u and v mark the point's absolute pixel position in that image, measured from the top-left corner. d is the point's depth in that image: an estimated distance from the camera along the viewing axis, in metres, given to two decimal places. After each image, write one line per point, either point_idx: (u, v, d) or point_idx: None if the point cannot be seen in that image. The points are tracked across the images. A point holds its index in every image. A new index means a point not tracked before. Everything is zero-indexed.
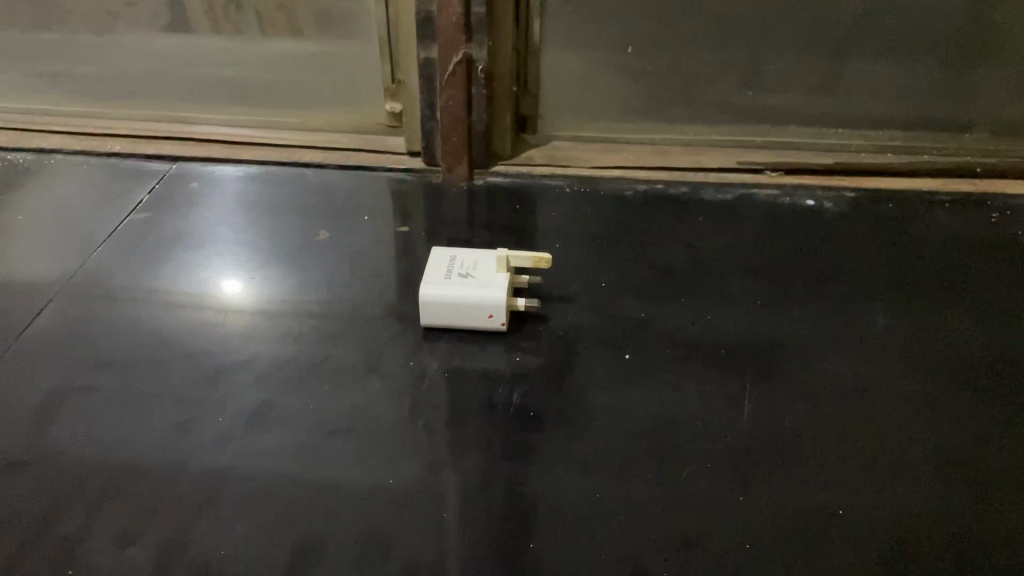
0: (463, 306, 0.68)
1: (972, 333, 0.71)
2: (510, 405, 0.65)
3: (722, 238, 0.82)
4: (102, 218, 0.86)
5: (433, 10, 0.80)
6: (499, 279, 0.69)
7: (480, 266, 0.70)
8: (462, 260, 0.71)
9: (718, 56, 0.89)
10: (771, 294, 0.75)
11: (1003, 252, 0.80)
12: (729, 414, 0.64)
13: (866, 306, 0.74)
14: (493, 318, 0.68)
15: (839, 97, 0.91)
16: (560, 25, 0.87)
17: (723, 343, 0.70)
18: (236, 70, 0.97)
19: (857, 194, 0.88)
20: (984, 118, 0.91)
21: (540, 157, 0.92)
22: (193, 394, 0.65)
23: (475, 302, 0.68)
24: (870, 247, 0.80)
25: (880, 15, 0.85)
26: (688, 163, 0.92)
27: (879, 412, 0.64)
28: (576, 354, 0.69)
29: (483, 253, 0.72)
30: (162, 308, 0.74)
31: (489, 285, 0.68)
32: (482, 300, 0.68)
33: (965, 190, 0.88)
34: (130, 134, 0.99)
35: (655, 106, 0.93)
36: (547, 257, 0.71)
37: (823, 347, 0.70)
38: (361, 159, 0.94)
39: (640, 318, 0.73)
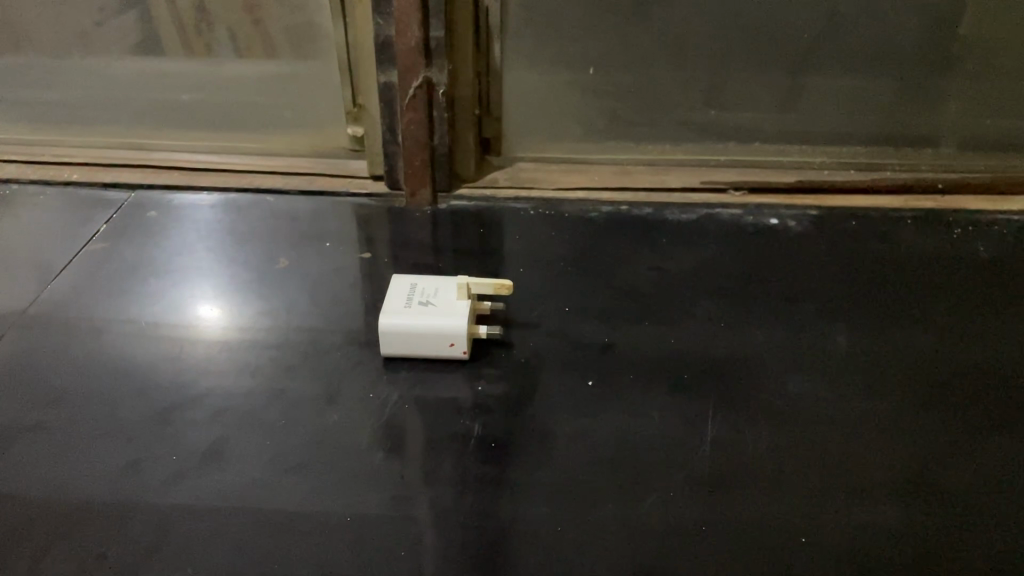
0: (423, 335, 0.67)
1: (935, 352, 0.71)
2: (472, 436, 0.64)
3: (686, 259, 0.81)
4: (59, 249, 0.84)
5: (391, 34, 0.79)
6: (459, 307, 0.68)
7: (440, 293, 0.69)
8: (422, 288, 0.70)
9: (679, 76, 0.89)
10: (734, 316, 0.75)
11: (965, 269, 0.80)
12: (692, 440, 0.64)
13: (829, 326, 0.74)
14: (454, 346, 0.68)
15: (800, 115, 0.91)
16: (521, 47, 0.87)
17: (687, 367, 0.70)
18: (196, 95, 0.96)
19: (821, 212, 0.88)
20: (946, 133, 0.91)
21: (504, 179, 0.92)
22: (147, 431, 0.64)
23: (435, 331, 0.67)
24: (834, 266, 0.80)
25: (838, 32, 0.85)
26: (653, 183, 0.92)
27: (843, 434, 0.64)
28: (539, 382, 0.68)
29: (444, 280, 0.71)
30: (118, 341, 0.73)
31: (450, 313, 0.68)
32: (443, 328, 0.67)
33: (928, 206, 0.89)
34: (89, 162, 0.97)
35: (619, 126, 0.93)
36: (508, 283, 0.70)
37: (787, 369, 0.70)
38: (324, 184, 0.93)
39: (603, 343, 0.72)
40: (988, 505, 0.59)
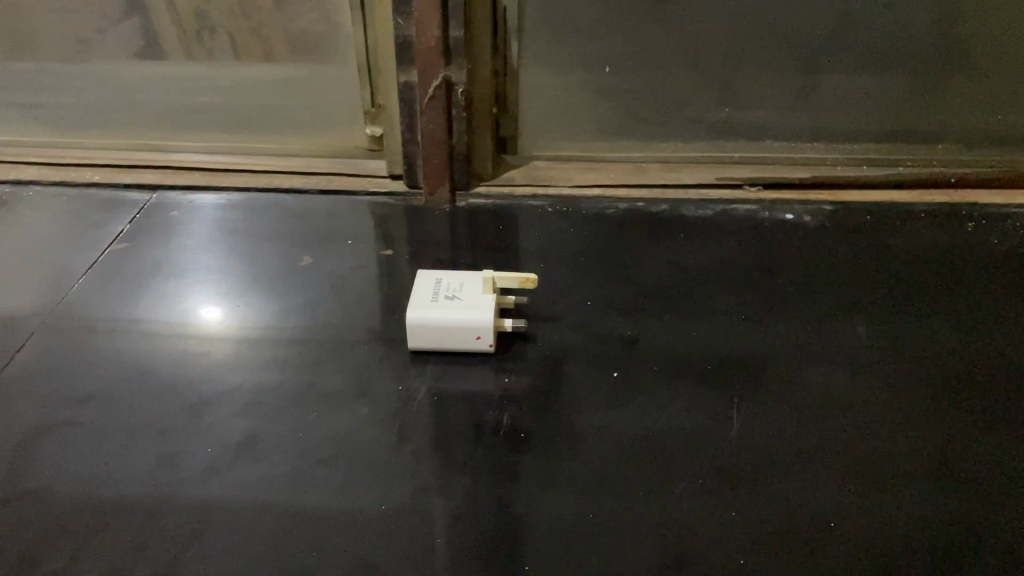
0: (450, 329, 0.68)
1: (953, 344, 0.72)
2: (500, 427, 0.65)
3: (704, 254, 0.82)
4: (82, 250, 0.85)
5: (412, 34, 0.80)
6: (485, 301, 0.69)
7: (466, 288, 0.70)
8: (448, 283, 0.71)
9: (694, 74, 0.90)
10: (754, 309, 0.76)
11: (979, 262, 0.81)
12: (717, 430, 0.65)
13: (847, 318, 0.75)
14: (480, 340, 0.68)
15: (813, 112, 0.92)
16: (538, 46, 0.88)
17: (708, 359, 0.71)
18: (214, 97, 0.97)
19: (835, 207, 0.89)
20: (957, 128, 0.93)
21: (521, 177, 0.93)
22: (178, 426, 0.65)
23: (462, 325, 0.68)
24: (851, 260, 0.81)
25: (850, 30, 0.87)
26: (668, 180, 0.93)
27: (865, 423, 0.65)
28: (563, 374, 0.69)
29: (469, 275, 0.72)
30: (144, 339, 0.74)
31: (475, 307, 0.68)
32: (469, 322, 0.67)
33: (940, 201, 0.90)
34: (108, 164, 0.98)
35: (634, 124, 0.94)
36: (532, 277, 0.71)
37: (807, 361, 0.71)
38: (342, 183, 0.94)
39: (625, 337, 0.73)
40: (1009, 493, 0.60)
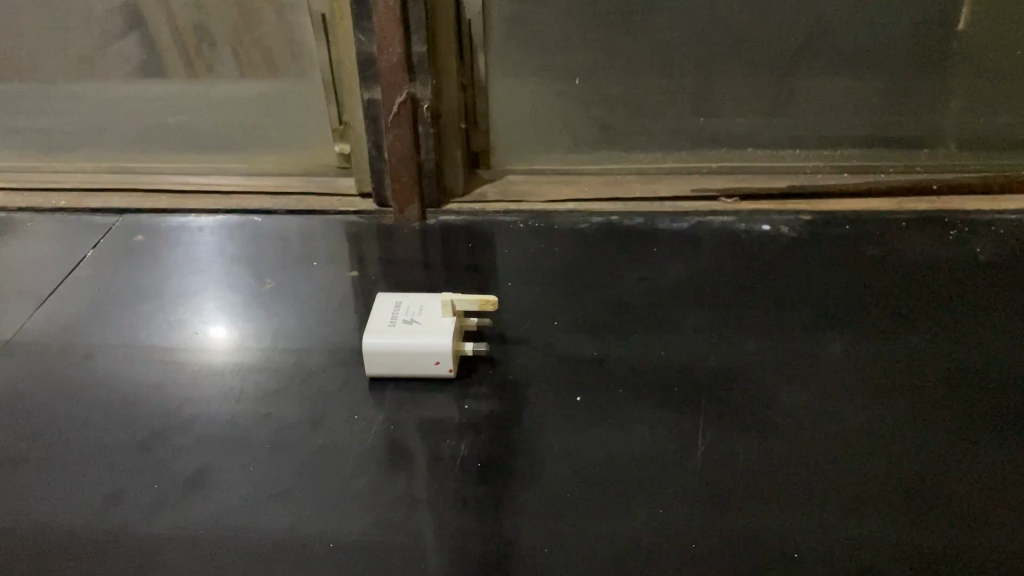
0: (408, 355, 0.66)
1: (932, 357, 0.70)
2: (458, 456, 0.63)
3: (677, 269, 0.80)
4: (46, 276, 0.84)
5: (373, 51, 0.79)
6: (445, 324, 0.67)
7: (425, 311, 0.68)
8: (407, 306, 0.69)
9: (667, 83, 0.88)
10: (727, 326, 0.73)
11: (963, 272, 0.78)
12: (685, 455, 0.62)
13: (823, 333, 0.72)
14: (440, 365, 0.66)
15: (791, 119, 0.90)
16: (506, 58, 0.86)
17: (677, 380, 0.68)
18: (183, 117, 0.96)
19: (814, 217, 0.86)
20: (940, 133, 0.90)
21: (492, 193, 0.91)
22: (130, 462, 0.63)
23: (420, 350, 0.66)
24: (829, 272, 0.79)
25: (826, 34, 0.84)
26: (643, 192, 0.90)
27: (838, 443, 0.62)
28: (526, 399, 0.67)
29: (429, 298, 0.70)
30: (102, 370, 0.72)
31: (434, 332, 0.66)
32: (427, 347, 0.65)
33: (924, 208, 0.87)
34: (77, 188, 0.97)
35: (607, 136, 0.92)
36: (493, 299, 0.69)
37: (780, 379, 0.68)
38: (312, 203, 0.93)
39: (593, 358, 0.71)
40: (992, 513, 0.57)
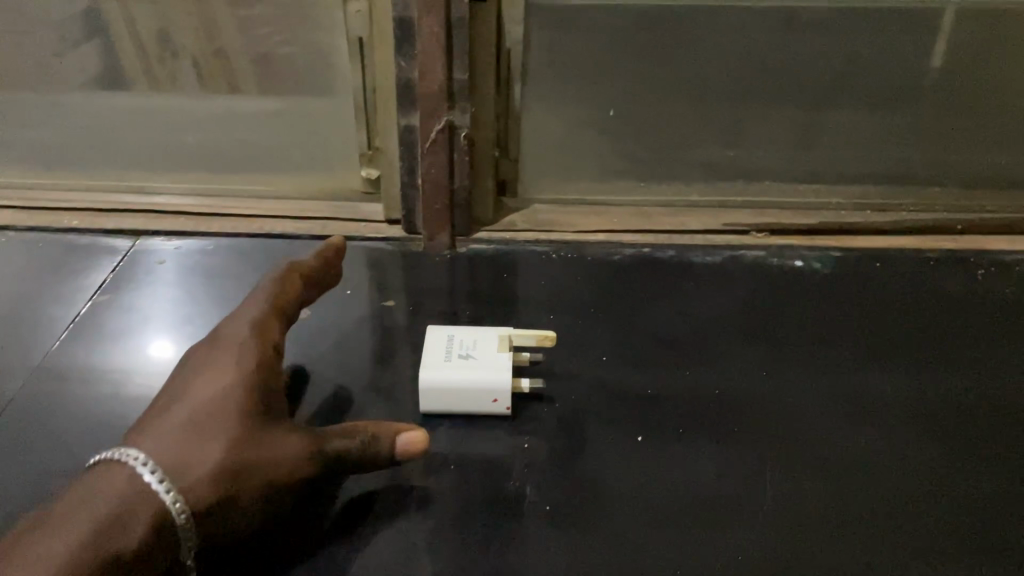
0: (470, 391, 0.65)
1: (978, 399, 0.70)
2: (523, 500, 0.61)
3: (718, 304, 0.80)
4: (65, 303, 0.81)
5: (414, 77, 0.77)
6: (501, 359, 0.66)
7: (480, 346, 0.67)
8: (461, 340, 0.68)
9: (699, 116, 0.89)
10: (774, 362, 0.73)
11: (995, 311, 0.79)
12: (752, 497, 0.62)
13: (871, 371, 0.73)
14: (496, 402, 0.65)
15: (820, 154, 0.91)
16: (541, 87, 0.85)
17: (735, 420, 0.68)
18: (203, 135, 0.93)
19: (845, 252, 0.86)
20: (958, 171, 0.92)
21: (521, 221, 0.90)
22: None
23: (478, 386, 0.65)
24: (866, 306, 0.80)
25: (859, 73, 0.86)
26: (672, 224, 0.90)
27: (897, 488, 0.63)
28: (584, 436, 0.66)
29: (481, 332, 0.69)
30: (137, 403, 0.69)
31: (491, 368, 0.65)
32: (485, 383, 0.64)
33: (949, 246, 0.88)
34: (88, 207, 0.93)
35: (636, 166, 0.92)
36: (551, 335, 0.70)
37: (834, 419, 0.68)
38: (336, 228, 0.90)
39: (646, 394, 0.70)
40: None
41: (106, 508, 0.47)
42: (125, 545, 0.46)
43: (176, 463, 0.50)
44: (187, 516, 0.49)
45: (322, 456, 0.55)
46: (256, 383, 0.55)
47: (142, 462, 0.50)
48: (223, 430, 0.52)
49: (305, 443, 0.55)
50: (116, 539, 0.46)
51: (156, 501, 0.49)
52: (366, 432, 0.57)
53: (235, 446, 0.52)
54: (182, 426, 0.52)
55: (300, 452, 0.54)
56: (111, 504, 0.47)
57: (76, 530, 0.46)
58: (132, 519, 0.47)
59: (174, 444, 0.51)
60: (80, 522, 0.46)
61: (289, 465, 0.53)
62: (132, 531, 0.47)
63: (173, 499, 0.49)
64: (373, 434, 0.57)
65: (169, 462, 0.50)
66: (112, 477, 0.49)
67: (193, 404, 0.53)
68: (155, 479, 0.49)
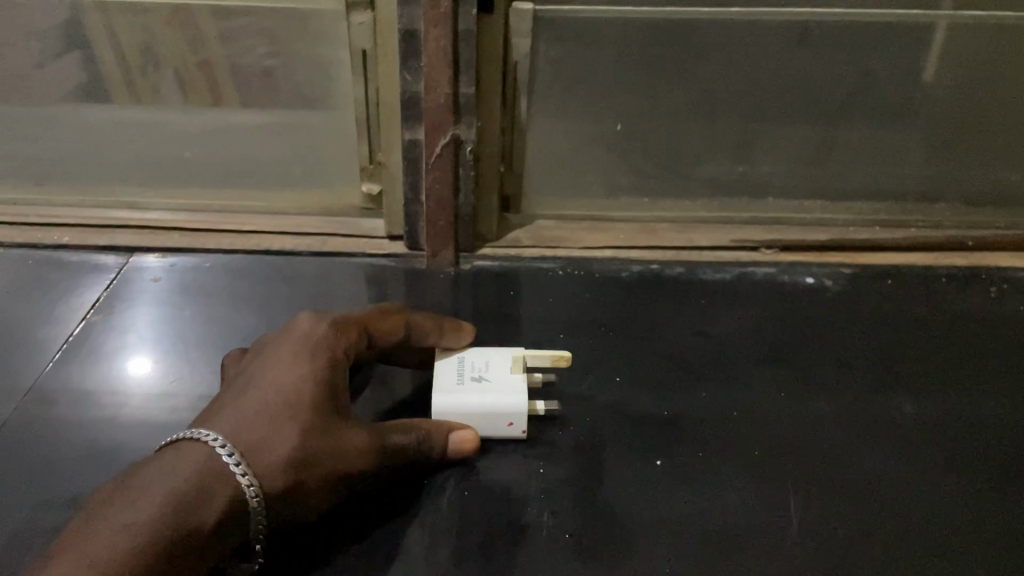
0: (480, 417, 0.62)
1: (1000, 419, 0.69)
2: (542, 527, 0.59)
3: (733, 323, 0.78)
4: (56, 323, 0.78)
5: (420, 90, 0.75)
6: (515, 382, 0.64)
7: (493, 368, 0.65)
8: (473, 362, 0.65)
9: (708, 131, 0.87)
10: (791, 383, 0.72)
11: (1011, 331, 0.78)
12: (777, 523, 0.60)
13: (891, 393, 0.71)
14: (512, 426, 0.63)
15: (828, 169, 0.90)
16: (548, 101, 0.84)
17: (755, 443, 0.66)
18: (202, 149, 0.91)
19: (855, 269, 0.85)
20: (966, 187, 0.91)
21: (526, 238, 0.88)
22: None
23: (492, 410, 0.62)
24: (882, 325, 0.78)
25: (871, 90, 0.85)
26: (680, 241, 0.88)
27: (925, 513, 0.61)
28: (601, 461, 0.64)
29: (494, 353, 0.67)
30: (134, 428, 0.67)
31: (505, 391, 0.63)
32: (499, 407, 0.62)
33: (961, 263, 0.87)
34: (79, 223, 0.90)
35: (643, 182, 0.91)
36: (566, 354, 0.66)
37: (855, 441, 0.67)
38: (336, 245, 0.88)
39: (662, 416, 0.68)
40: None
41: (183, 484, 0.47)
42: (202, 522, 0.47)
43: (251, 442, 0.50)
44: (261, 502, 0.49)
45: (382, 447, 0.56)
46: (325, 374, 0.55)
47: (220, 442, 0.49)
48: (295, 415, 0.52)
49: (371, 433, 0.55)
50: (194, 514, 0.46)
51: (232, 480, 0.48)
52: (424, 429, 0.59)
53: (306, 431, 0.52)
54: (257, 408, 0.52)
55: (367, 444, 0.55)
56: (190, 480, 0.47)
57: (155, 503, 0.46)
58: (208, 498, 0.47)
59: (247, 426, 0.50)
60: (161, 496, 0.46)
61: (357, 456, 0.54)
62: (211, 508, 0.47)
63: (249, 480, 0.49)
64: (424, 431, 0.59)
65: (247, 445, 0.50)
66: (190, 454, 0.49)
67: (264, 391, 0.53)
68: (233, 459, 0.48)
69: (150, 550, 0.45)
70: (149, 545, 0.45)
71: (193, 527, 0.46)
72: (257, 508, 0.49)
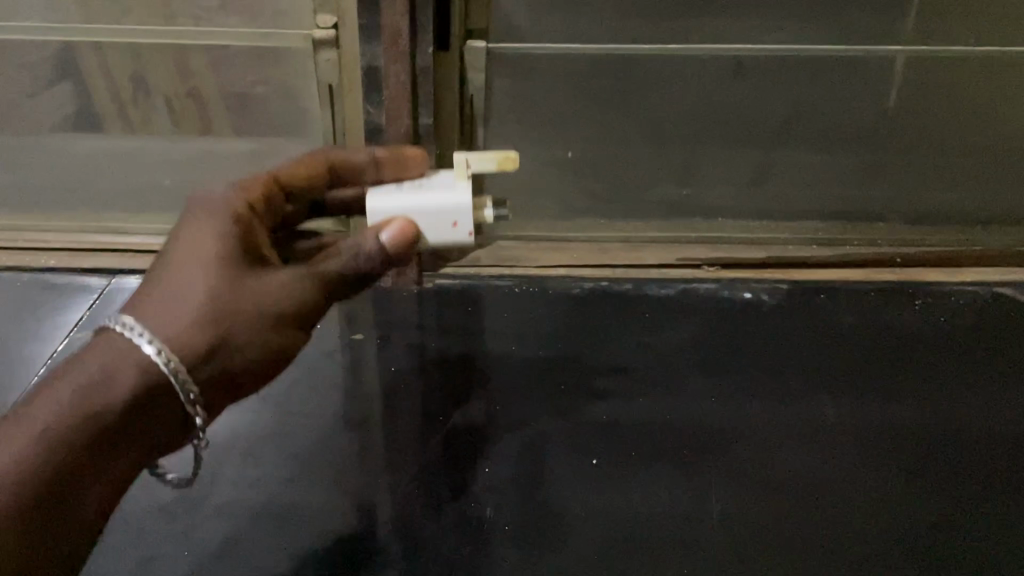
0: (420, 212, 0.56)
1: (913, 419, 0.75)
2: (483, 519, 0.66)
3: (675, 335, 0.84)
4: (42, 341, 0.83)
5: (382, 120, 0.80)
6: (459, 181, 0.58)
7: (433, 179, 0.59)
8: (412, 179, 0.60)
9: (656, 159, 0.96)
10: (725, 390, 0.78)
11: (934, 342, 0.84)
12: (699, 514, 0.67)
13: (816, 398, 0.77)
14: (457, 227, 0.57)
15: (767, 193, 0.97)
16: (504, 129, 0.90)
17: (686, 442, 0.72)
18: (181, 176, 0.96)
19: (790, 284, 0.90)
20: (897, 207, 0.97)
21: (486, 257, 0.93)
22: (153, 528, 0.65)
23: (433, 207, 0.56)
24: (814, 335, 0.84)
25: (803, 120, 0.94)
26: (629, 259, 0.93)
27: (835, 504, 0.68)
28: (543, 462, 0.70)
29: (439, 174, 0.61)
30: None
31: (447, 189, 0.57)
32: (441, 201, 0.56)
33: (890, 278, 0.91)
34: (63, 246, 0.94)
35: (595, 206, 0.97)
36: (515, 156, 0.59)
37: (779, 442, 0.73)
38: None
39: (601, 420, 0.74)
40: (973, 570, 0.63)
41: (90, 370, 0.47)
42: (116, 403, 0.47)
43: (164, 314, 0.49)
44: (181, 373, 0.48)
45: (311, 275, 0.54)
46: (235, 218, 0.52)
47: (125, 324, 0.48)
48: (206, 270, 0.50)
49: (299, 273, 0.53)
50: (103, 404, 0.47)
51: (144, 357, 0.48)
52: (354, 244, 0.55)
53: (221, 284, 0.50)
54: (167, 274, 0.50)
55: (294, 285, 0.53)
56: (98, 367, 0.47)
57: (59, 401, 0.46)
58: (115, 377, 0.47)
59: (158, 298, 0.49)
60: (68, 386, 0.47)
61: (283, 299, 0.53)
62: (119, 388, 0.47)
63: (161, 353, 0.48)
64: (355, 244, 0.54)
65: (158, 318, 0.49)
66: (100, 343, 0.48)
67: (176, 253, 0.50)
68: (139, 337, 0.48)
69: (58, 436, 0.46)
70: (60, 439, 0.46)
71: (103, 414, 0.47)
72: (180, 379, 0.49)
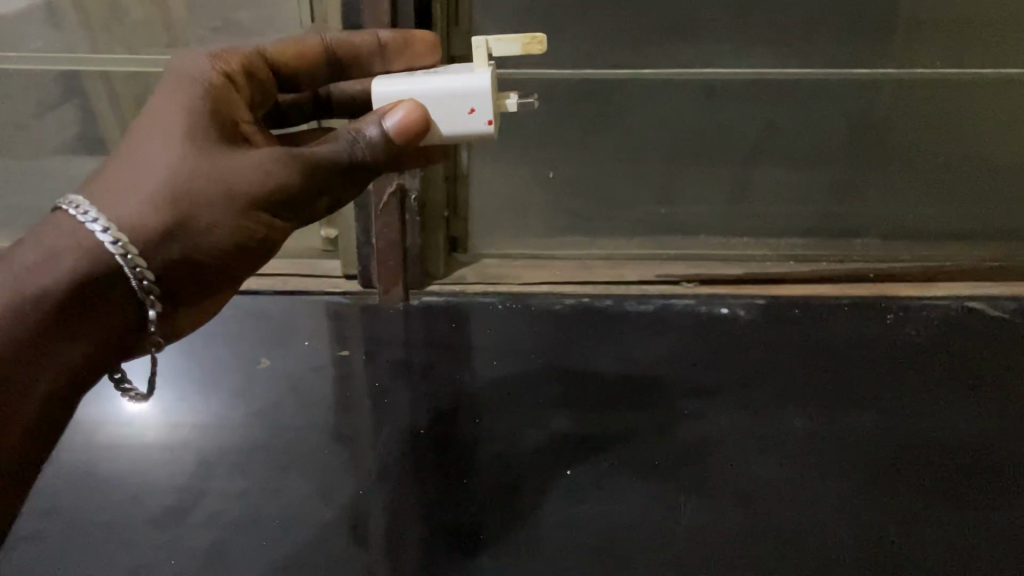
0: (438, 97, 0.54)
1: (881, 430, 0.77)
2: (461, 527, 0.68)
3: (652, 351, 0.86)
4: None
5: None
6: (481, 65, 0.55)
7: (452, 69, 0.57)
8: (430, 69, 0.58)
9: (633, 176, 0.98)
10: (699, 403, 0.80)
11: (903, 355, 0.86)
12: (668, 521, 0.69)
13: (787, 411, 0.79)
14: (476, 115, 0.55)
15: (745, 208, 0.99)
16: (487, 152, 0.93)
17: (659, 454, 0.75)
18: None
19: (766, 299, 0.93)
20: (873, 223, 1.00)
21: (471, 275, 0.96)
22: (143, 538, 0.67)
23: (453, 89, 0.54)
24: (788, 349, 0.87)
25: (778, 139, 0.95)
26: (612, 275, 0.97)
27: (801, 512, 0.70)
28: (519, 475, 0.73)
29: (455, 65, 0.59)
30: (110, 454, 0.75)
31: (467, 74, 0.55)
32: (461, 83, 0.54)
33: (862, 292, 0.95)
34: None
35: (577, 224, 1.00)
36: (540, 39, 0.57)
37: (749, 453, 0.75)
38: (297, 283, 0.96)
39: (577, 433, 0.77)
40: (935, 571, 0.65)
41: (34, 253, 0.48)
42: (57, 289, 0.47)
43: (129, 190, 0.49)
44: (135, 257, 0.48)
45: (294, 157, 0.51)
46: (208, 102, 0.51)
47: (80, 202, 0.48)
48: (172, 145, 0.49)
49: (274, 151, 0.51)
50: (43, 293, 0.47)
51: (94, 238, 0.48)
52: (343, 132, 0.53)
53: (186, 161, 0.49)
54: (137, 150, 0.50)
55: (266, 163, 0.51)
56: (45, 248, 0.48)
57: None
58: (61, 261, 0.47)
59: (125, 174, 0.49)
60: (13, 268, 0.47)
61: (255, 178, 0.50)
62: (63, 271, 0.47)
63: (112, 233, 0.47)
64: (354, 129, 0.52)
65: (123, 190, 0.49)
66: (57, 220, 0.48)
67: (146, 133, 0.50)
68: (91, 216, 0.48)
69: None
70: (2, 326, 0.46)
71: (42, 299, 0.47)
72: (134, 265, 0.48)
